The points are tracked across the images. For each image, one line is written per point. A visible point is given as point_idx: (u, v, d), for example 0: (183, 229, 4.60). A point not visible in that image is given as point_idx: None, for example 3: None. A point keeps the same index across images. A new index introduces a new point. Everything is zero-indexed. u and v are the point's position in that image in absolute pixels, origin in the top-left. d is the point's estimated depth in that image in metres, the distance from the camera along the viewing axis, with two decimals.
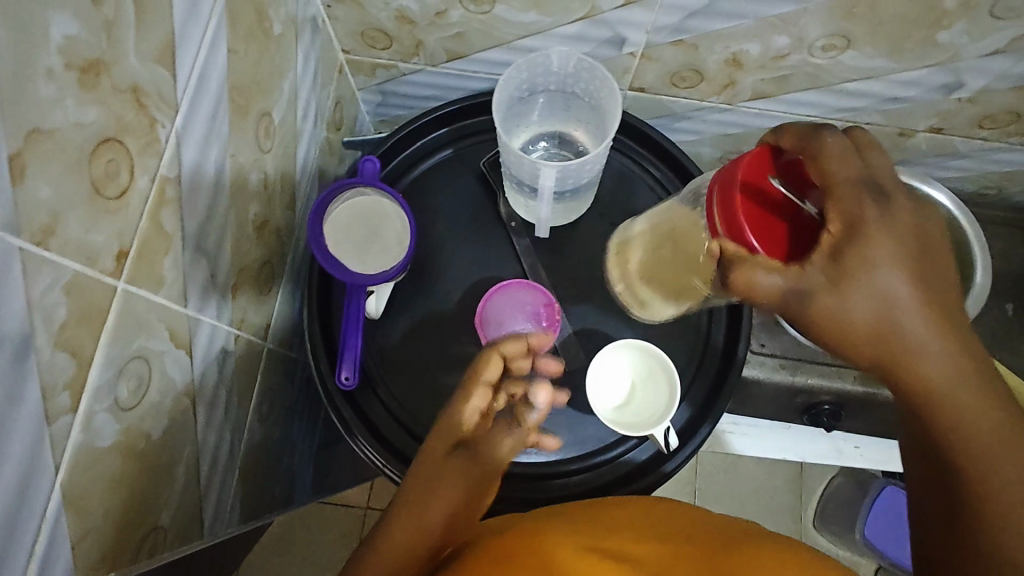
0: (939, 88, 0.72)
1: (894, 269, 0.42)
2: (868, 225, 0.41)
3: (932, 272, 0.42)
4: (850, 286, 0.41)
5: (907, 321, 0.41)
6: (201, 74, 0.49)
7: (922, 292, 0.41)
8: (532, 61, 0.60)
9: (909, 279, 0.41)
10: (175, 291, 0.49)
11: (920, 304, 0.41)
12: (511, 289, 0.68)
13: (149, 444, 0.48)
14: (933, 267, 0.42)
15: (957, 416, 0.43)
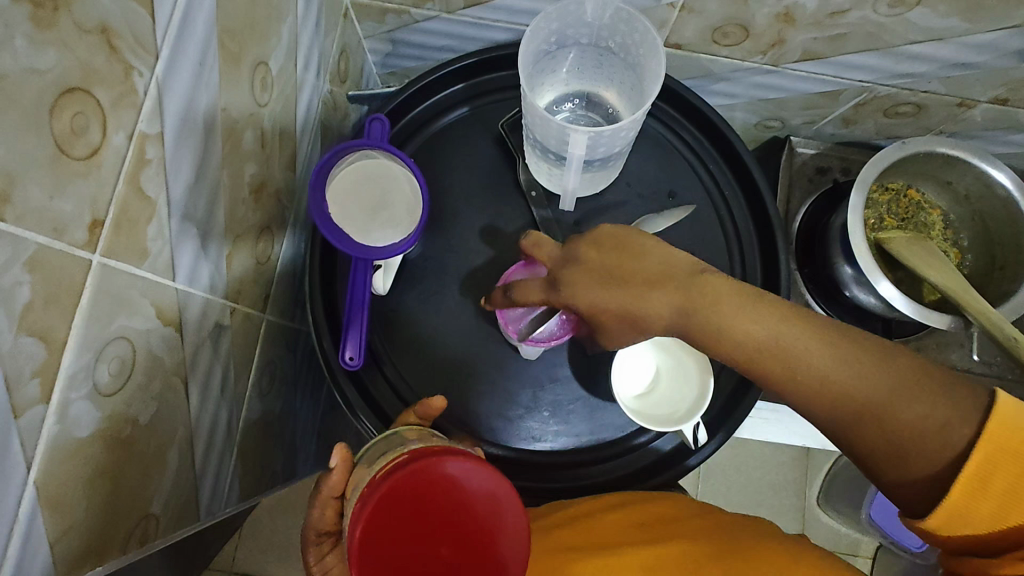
0: (1013, 53, 0.64)
1: (639, 284, 0.48)
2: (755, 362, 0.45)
3: (693, 295, 0.46)
4: (729, 338, 0.45)
5: (767, 353, 0.44)
6: (184, 14, 0.42)
7: (683, 296, 0.46)
8: (563, 9, 0.53)
9: (743, 318, 0.45)
10: (162, 263, 0.44)
11: (740, 302, 0.45)
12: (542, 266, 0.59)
13: (136, 431, 0.44)
14: (685, 273, 0.47)
15: (825, 389, 0.43)
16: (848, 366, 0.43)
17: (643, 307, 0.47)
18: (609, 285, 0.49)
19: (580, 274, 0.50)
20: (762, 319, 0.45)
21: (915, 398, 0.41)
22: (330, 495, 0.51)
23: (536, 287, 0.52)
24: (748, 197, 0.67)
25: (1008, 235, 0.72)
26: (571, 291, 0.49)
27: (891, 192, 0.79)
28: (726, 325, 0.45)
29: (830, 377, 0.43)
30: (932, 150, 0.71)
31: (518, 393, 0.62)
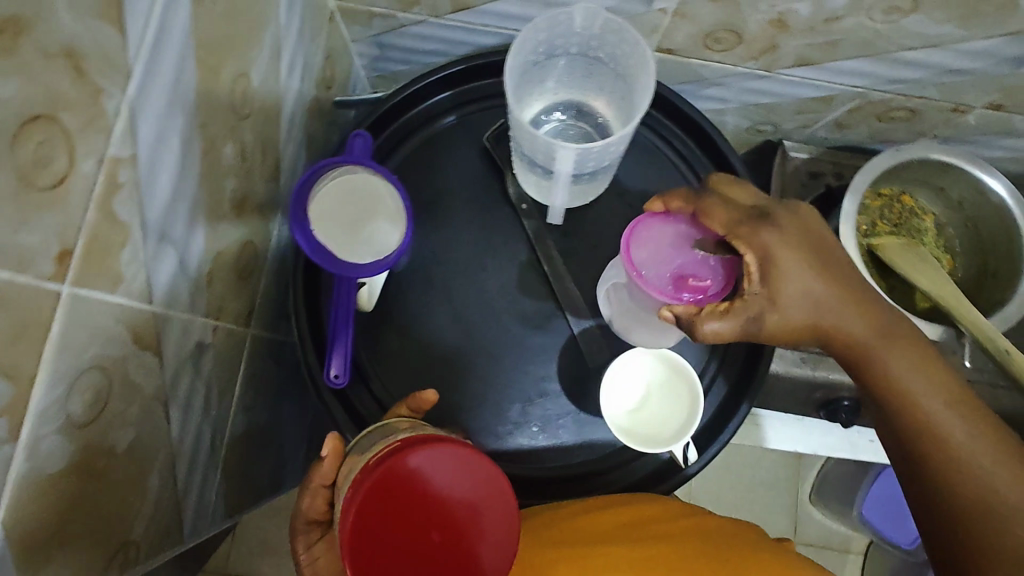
0: (1010, 60, 0.63)
1: (824, 263, 0.51)
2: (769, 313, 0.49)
3: (851, 293, 0.51)
4: (835, 327, 0.51)
5: (867, 343, 0.50)
6: (158, 30, 0.40)
7: (841, 290, 0.51)
8: (552, 19, 0.51)
9: (861, 314, 0.51)
10: (137, 288, 0.43)
11: (866, 305, 0.51)
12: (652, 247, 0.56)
13: (113, 459, 0.43)
14: (840, 268, 0.52)
15: (907, 397, 0.49)
16: (930, 387, 0.49)
17: (772, 274, 0.49)
18: (790, 245, 0.50)
19: (789, 231, 0.51)
20: (862, 320, 0.51)
21: (967, 427, 0.47)
22: (318, 483, 0.52)
23: (729, 217, 0.52)
24: None
25: (1001, 243, 0.72)
26: (763, 241, 0.50)
27: (884, 198, 0.77)
28: (836, 314, 0.51)
29: (914, 390, 0.49)
30: (927, 157, 0.70)
31: (508, 407, 0.61)
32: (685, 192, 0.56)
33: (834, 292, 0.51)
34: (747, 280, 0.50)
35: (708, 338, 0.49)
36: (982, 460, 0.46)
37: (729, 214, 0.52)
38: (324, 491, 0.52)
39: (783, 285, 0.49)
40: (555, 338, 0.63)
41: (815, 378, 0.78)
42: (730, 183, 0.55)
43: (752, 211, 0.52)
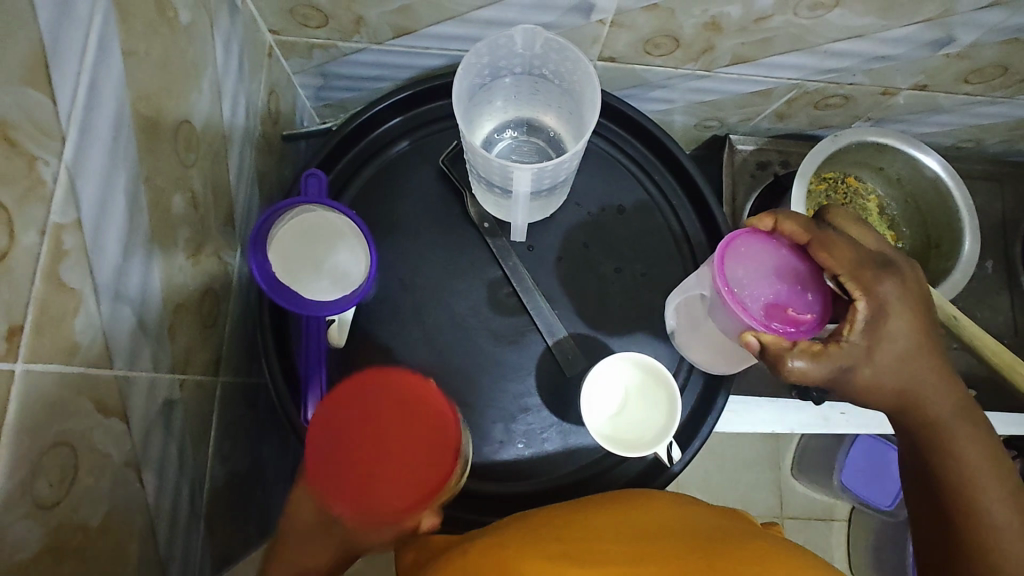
0: (928, 44, 0.67)
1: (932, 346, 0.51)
2: (862, 366, 0.50)
3: (945, 377, 0.52)
4: (918, 403, 0.52)
5: (944, 421, 0.52)
6: (89, 91, 0.39)
7: (942, 373, 0.52)
8: (493, 43, 0.52)
9: (945, 397, 0.52)
10: (96, 354, 0.42)
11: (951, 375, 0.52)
12: (750, 254, 0.54)
13: (88, 535, 0.42)
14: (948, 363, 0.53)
15: (962, 474, 0.51)
16: (988, 478, 0.51)
17: (880, 333, 0.49)
18: (912, 309, 0.50)
19: (906, 291, 0.50)
20: (942, 387, 0.52)
21: (1015, 520, 0.49)
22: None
23: (853, 260, 0.51)
24: (696, 204, 0.67)
25: (940, 215, 0.76)
26: (883, 292, 0.50)
27: (827, 181, 0.80)
28: (923, 378, 0.51)
29: (974, 476, 0.51)
30: (864, 141, 0.74)
31: (491, 426, 0.62)
32: (801, 218, 0.54)
33: (934, 356, 0.51)
34: (850, 327, 0.50)
35: (792, 373, 0.48)
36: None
37: (852, 259, 0.51)
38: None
39: (884, 338, 0.49)
40: (530, 352, 0.63)
41: None
42: (849, 220, 0.55)
43: (876, 259, 0.51)
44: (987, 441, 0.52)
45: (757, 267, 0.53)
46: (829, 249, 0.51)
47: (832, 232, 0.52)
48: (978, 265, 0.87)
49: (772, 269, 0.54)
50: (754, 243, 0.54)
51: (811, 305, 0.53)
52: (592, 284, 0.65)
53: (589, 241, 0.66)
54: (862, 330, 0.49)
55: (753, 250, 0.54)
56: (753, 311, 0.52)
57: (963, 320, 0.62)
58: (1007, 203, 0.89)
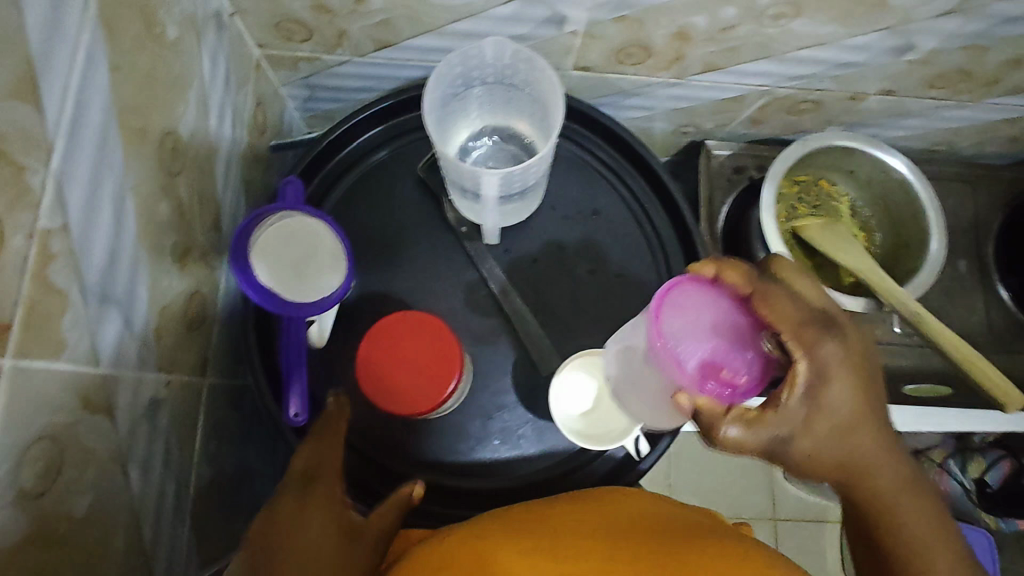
0: (890, 51, 0.69)
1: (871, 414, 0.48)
2: (798, 439, 0.48)
3: (884, 438, 0.50)
4: (856, 469, 0.50)
5: (881, 483, 0.51)
6: (76, 104, 0.42)
7: (880, 437, 0.50)
8: (463, 55, 0.54)
9: (886, 462, 0.50)
10: (82, 351, 0.44)
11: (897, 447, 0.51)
12: (686, 308, 0.49)
13: (73, 525, 0.44)
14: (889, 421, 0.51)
15: (902, 530, 0.51)
16: (927, 533, 0.51)
17: (820, 399, 0.46)
18: (859, 386, 0.47)
19: (854, 364, 0.47)
20: (888, 459, 0.50)
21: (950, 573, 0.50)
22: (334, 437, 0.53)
23: (796, 320, 0.46)
24: (668, 208, 0.70)
25: (908, 215, 0.78)
26: (821, 355, 0.46)
27: (800, 184, 0.83)
28: (867, 453, 0.49)
29: (915, 535, 0.51)
30: (832, 144, 0.76)
31: (468, 424, 0.64)
32: (745, 266, 0.50)
33: (879, 427, 0.49)
34: (787, 392, 0.46)
35: (723, 442, 0.47)
36: None
37: (795, 320, 0.46)
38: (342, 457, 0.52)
39: (823, 404, 0.47)
40: (506, 352, 0.65)
41: None
42: (795, 274, 0.50)
43: (819, 316, 0.47)
44: (922, 497, 0.52)
45: (697, 323, 0.49)
46: (769, 306, 0.47)
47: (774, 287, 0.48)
48: (951, 265, 0.89)
49: (708, 329, 0.49)
50: (692, 293, 0.50)
51: (750, 366, 0.48)
52: (567, 285, 0.68)
53: (563, 244, 0.68)
54: (800, 402, 0.46)
55: (693, 303, 0.49)
56: (685, 370, 0.48)
57: (928, 318, 0.65)
58: (979, 204, 0.91)
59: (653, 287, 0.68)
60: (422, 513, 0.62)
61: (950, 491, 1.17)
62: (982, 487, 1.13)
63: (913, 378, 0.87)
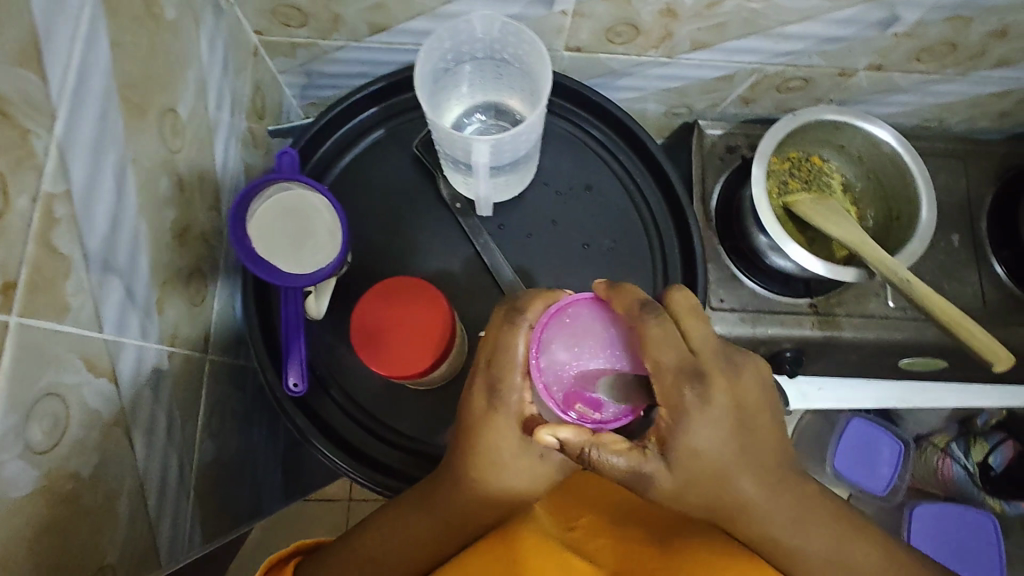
0: (875, 24, 0.70)
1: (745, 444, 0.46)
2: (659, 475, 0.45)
3: (772, 463, 0.49)
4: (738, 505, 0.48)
5: (774, 519, 0.49)
6: (78, 75, 0.43)
7: (763, 466, 0.48)
8: (453, 29, 0.56)
9: (773, 490, 0.48)
10: (86, 316, 0.45)
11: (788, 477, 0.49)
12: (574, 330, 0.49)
13: (79, 484, 0.45)
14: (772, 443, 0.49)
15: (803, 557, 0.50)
16: (831, 550, 0.50)
17: (683, 438, 0.45)
18: (726, 434, 0.45)
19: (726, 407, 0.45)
20: (771, 499, 0.48)
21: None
22: (516, 374, 0.48)
23: (675, 367, 0.45)
24: (660, 182, 0.70)
25: (899, 188, 0.79)
26: (688, 402, 0.44)
27: (792, 160, 0.83)
28: (744, 496, 0.48)
29: (814, 554, 0.50)
30: (821, 119, 0.77)
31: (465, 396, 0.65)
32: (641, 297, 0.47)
33: (763, 464, 0.48)
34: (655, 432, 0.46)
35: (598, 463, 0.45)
36: None
37: (671, 369, 0.45)
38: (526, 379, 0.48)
39: (691, 440, 0.45)
40: None
41: (754, 336, 0.85)
42: (691, 313, 0.47)
43: (697, 364, 0.45)
44: (823, 514, 0.51)
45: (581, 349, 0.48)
46: (650, 353, 0.45)
47: (658, 325, 0.46)
48: (945, 239, 0.90)
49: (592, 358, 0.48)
50: (585, 315, 0.49)
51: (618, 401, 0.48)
52: (560, 259, 0.69)
53: (557, 219, 0.70)
54: (671, 453, 0.45)
55: (585, 327, 0.49)
56: (554, 392, 0.48)
57: (917, 282, 0.65)
58: (972, 179, 0.91)
59: (646, 260, 0.69)
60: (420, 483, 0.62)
61: (954, 477, 1.16)
62: (985, 470, 1.14)
63: (909, 352, 0.87)
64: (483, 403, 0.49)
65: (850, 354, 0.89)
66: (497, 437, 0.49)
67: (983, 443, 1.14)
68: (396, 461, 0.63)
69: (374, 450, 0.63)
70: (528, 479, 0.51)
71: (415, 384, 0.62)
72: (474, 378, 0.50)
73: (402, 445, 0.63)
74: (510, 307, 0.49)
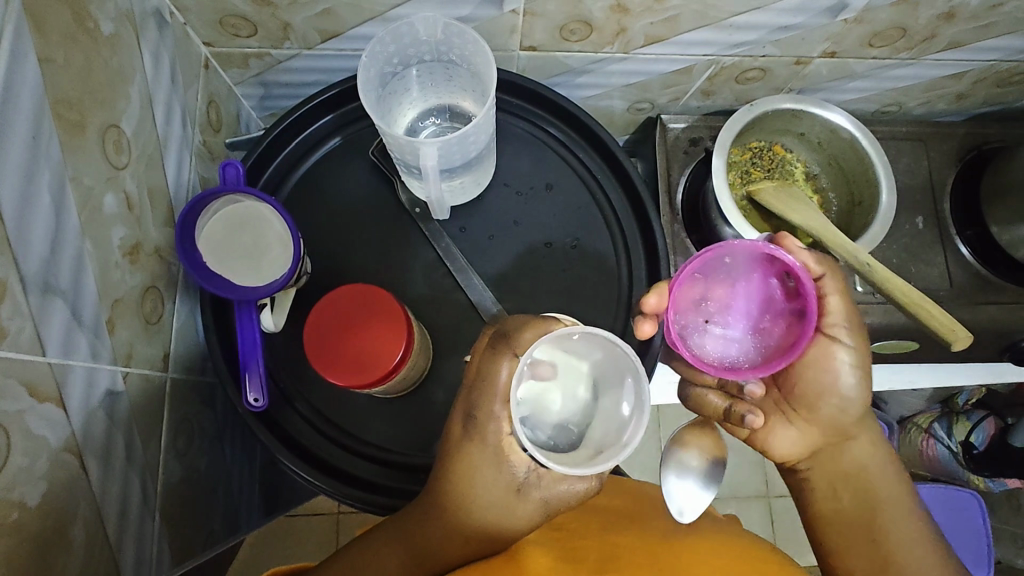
0: (825, 11, 0.70)
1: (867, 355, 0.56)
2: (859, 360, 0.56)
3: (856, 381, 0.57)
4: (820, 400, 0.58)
5: (846, 424, 0.58)
6: (3, 94, 0.42)
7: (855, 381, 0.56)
8: (395, 32, 0.55)
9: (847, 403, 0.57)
10: (26, 341, 0.44)
11: (872, 430, 0.60)
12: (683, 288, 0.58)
13: (26, 513, 0.44)
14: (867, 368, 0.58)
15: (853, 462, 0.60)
16: (878, 464, 0.60)
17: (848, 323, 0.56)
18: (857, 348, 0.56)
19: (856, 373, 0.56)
20: (874, 452, 0.60)
21: (899, 499, 0.59)
22: (497, 401, 0.46)
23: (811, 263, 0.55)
24: (620, 178, 0.70)
25: (859, 172, 0.79)
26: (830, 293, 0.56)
27: (753, 151, 0.84)
28: (852, 455, 0.60)
29: (863, 461, 0.60)
30: (778, 108, 0.78)
31: (432, 402, 0.64)
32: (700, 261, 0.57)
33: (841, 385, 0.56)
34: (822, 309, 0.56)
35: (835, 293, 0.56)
36: (906, 534, 0.58)
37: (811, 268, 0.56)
38: (506, 407, 0.47)
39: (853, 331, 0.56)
40: (466, 328, 0.66)
41: None
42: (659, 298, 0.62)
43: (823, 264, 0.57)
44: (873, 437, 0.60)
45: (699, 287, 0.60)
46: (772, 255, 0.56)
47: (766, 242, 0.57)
48: (910, 222, 0.90)
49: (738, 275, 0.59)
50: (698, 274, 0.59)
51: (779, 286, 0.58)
52: (523, 260, 0.68)
53: (518, 219, 0.69)
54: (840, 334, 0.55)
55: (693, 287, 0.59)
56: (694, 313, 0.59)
57: (877, 266, 0.65)
58: (933, 160, 0.92)
59: (611, 256, 0.69)
60: (393, 494, 0.61)
61: (938, 456, 1.18)
62: (969, 449, 1.13)
63: (881, 335, 0.88)
64: (461, 426, 0.49)
65: None
66: (472, 463, 0.48)
67: (965, 421, 1.14)
68: (367, 472, 0.62)
69: (343, 462, 0.62)
70: (511, 510, 0.48)
71: (379, 391, 0.61)
72: (458, 401, 0.50)
73: (371, 455, 0.62)
74: (495, 334, 0.48)
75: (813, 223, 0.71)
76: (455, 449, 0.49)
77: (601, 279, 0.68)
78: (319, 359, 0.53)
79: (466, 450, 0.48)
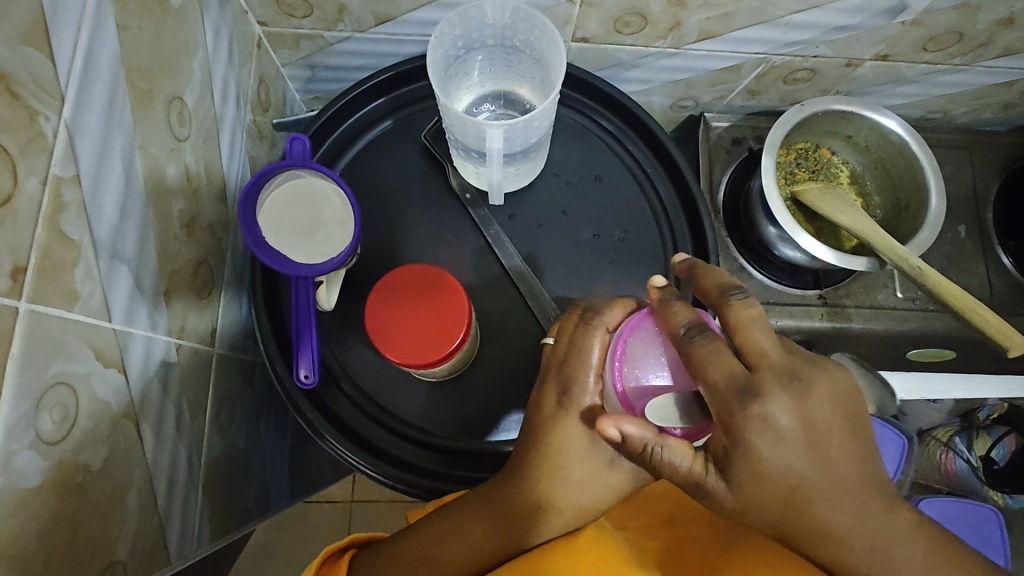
0: (884, 12, 0.70)
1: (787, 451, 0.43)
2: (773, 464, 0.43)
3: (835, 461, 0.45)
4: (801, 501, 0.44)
5: (827, 524, 0.45)
6: (86, 57, 0.42)
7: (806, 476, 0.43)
8: (464, 15, 0.55)
9: (831, 496, 0.44)
10: (95, 305, 0.44)
11: (885, 516, 0.46)
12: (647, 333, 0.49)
13: (89, 476, 0.44)
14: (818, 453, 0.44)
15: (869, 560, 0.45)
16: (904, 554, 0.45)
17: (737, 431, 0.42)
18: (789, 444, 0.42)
19: (798, 418, 0.42)
20: (898, 542, 0.46)
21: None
22: (589, 372, 0.49)
23: (725, 383, 0.42)
24: (670, 172, 0.70)
25: (907, 177, 0.78)
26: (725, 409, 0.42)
27: (799, 152, 0.83)
28: (818, 516, 0.44)
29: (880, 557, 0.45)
30: (829, 109, 0.77)
31: (477, 387, 0.64)
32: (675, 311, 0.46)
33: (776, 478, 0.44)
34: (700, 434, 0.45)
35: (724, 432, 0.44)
36: None
37: (723, 390, 0.42)
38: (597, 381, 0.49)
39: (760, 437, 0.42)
40: (512, 316, 0.66)
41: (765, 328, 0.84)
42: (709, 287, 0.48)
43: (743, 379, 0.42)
44: (896, 518, 0.46)
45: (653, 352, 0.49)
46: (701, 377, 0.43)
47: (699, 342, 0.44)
48: (951, 230, 0.90)
49: (694, 386, 0.46)
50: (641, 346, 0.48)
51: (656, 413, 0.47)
52: (571, 250, 0.68)
53: (567, 209, 0.69)
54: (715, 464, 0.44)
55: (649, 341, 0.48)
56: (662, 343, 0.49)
57: (929, 270, 0.65)
58: (977, 169, 0.91)
59: (659, 249, 0.68)
60: (438, 478, 0.61)
61: (957, 471, 1.16)
62: (989, 464, 1.13)
63: (917, 343, 0.87)
64: (553, 400, 0.50)
65: (858, 347, 0.89)
66: (565, 439, 0.49)
67: (985, 437, 1.14)
68: (413, 455, 0.61)
69: (389, 444, 0.62)
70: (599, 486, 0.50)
71: (425, 375, 0.61)
72: (549, 377, 0.51)
73: (416, 439, 0.62)
74: (584, 312, 0.51)
75: (862, 225, 0.70)
76: (544, 423, 0.50)
77: (648, 272, 0.68)
78: (376, 318, 0.53)
79: (557, 426, 0.49)
